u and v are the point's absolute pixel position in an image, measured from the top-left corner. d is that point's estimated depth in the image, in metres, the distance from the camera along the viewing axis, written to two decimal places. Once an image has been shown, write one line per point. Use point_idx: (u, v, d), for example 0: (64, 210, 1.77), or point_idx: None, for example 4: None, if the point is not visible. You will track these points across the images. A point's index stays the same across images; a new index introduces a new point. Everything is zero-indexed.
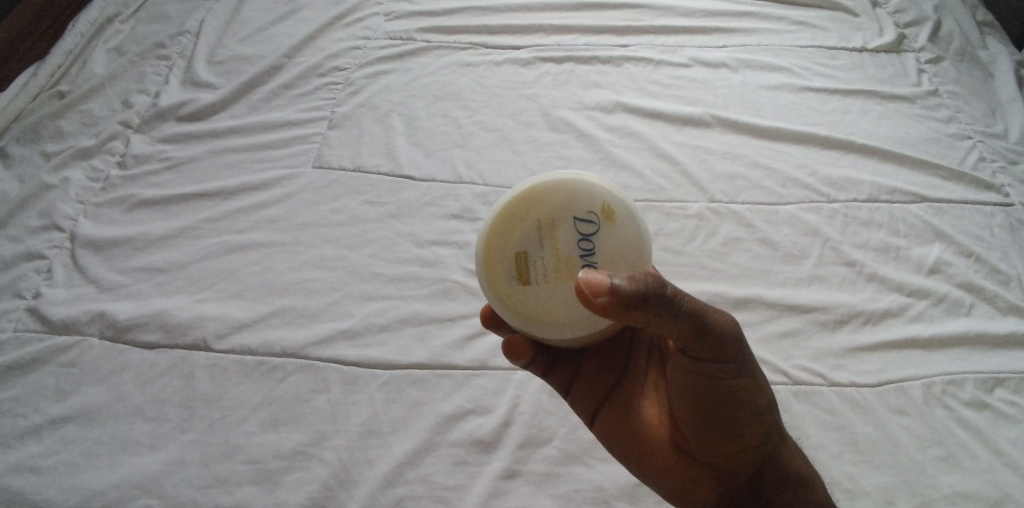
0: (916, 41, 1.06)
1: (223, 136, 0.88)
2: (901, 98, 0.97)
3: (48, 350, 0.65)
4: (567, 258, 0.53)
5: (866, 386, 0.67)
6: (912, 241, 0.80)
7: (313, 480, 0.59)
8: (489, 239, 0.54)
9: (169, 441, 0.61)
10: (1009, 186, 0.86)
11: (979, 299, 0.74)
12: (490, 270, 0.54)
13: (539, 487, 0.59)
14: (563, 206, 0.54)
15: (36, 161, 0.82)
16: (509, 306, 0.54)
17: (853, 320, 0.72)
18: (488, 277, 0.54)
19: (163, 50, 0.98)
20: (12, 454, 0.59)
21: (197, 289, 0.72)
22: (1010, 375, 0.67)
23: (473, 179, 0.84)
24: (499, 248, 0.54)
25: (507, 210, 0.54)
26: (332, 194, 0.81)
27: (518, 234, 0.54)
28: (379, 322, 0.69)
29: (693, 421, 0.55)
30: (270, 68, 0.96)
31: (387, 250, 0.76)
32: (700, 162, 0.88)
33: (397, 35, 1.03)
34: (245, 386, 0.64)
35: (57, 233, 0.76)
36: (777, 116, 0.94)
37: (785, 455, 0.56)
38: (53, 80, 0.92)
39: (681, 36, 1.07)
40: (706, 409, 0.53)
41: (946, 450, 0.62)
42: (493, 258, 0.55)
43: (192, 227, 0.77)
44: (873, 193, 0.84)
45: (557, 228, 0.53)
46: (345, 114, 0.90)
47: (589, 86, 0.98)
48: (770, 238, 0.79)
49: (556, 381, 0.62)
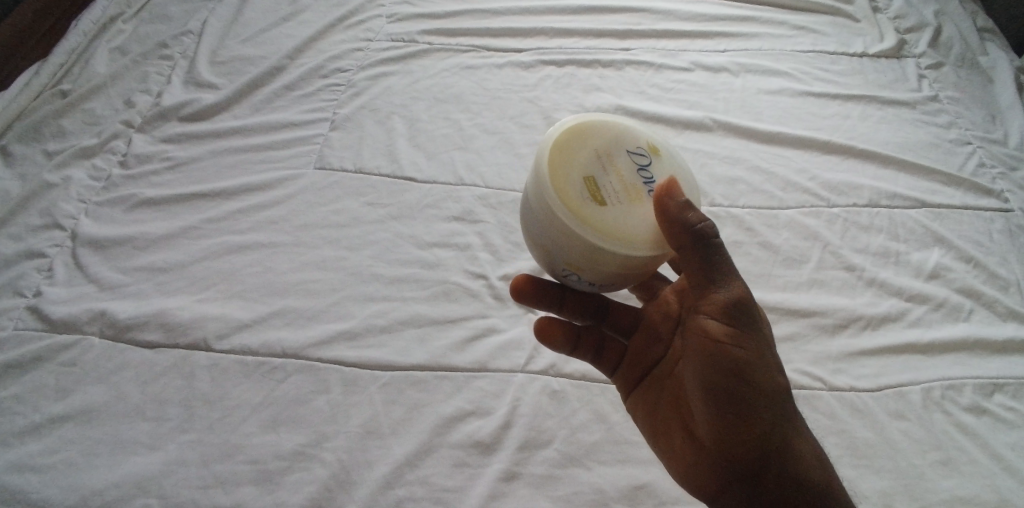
0: (916, 47, 1.06)
1: (225, 136, 0.88)
2: (901, 103, 0.97)
3: (48, 348, 0.65)
4: (633, 184, 0.52)
5: (865, 391, 0.67)
6: (912, 245, 0.80)
7: (313, 481, 0.59)
8: (557, 158, 0.51)
9: (168, 441, 0.61)
10: (1008, 193, 0.86)
11: (978, 305, 0.75)
12: (561, 191, 0.50)
13: (539, 490, 0.59)
14: (616, 139, 0.53)
15: (38, 160, 0.82)
16: (589, 229, 0.49)
17: (852, 325, 0.72)
18: (563, 199, 0.50)
19: (166, 50, 0.98)
20: (12, 452, 0.59)
21: (197, 290, 0.72)
22: (1008, 380, 0.68)
23: (474, 181, 0.84)
24: (568, 170, 0.51)
25: (563, 138, 0.52)
26: (332, 195, 0.81)
27: (581, 160, 0.51)
28: (380, 323, 0.69)
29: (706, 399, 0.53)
30: (272, 69, 0.97)
31: (388, 251, 0.76)
32: (701, 166, 0.88)
33: (400, 37, 1.03)
34: (245, 387, 0.64)
35: (58, 232, 0.76)
36: (779, 120, 0.95)
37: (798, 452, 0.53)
38: (56, 79, 0.92)
39: (682, 40, 1.07)
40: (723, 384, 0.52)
41: (945, 454, 0.62)
42: (560, 181, 0.50)
43: (193, 227, 0.77)
44: (873, 198, 0.85)
45: (615, 159, 0.53)
46: (347, 116, 0.91)
47: (590, 89, 0.98)
48: (771, 242, 0.79)
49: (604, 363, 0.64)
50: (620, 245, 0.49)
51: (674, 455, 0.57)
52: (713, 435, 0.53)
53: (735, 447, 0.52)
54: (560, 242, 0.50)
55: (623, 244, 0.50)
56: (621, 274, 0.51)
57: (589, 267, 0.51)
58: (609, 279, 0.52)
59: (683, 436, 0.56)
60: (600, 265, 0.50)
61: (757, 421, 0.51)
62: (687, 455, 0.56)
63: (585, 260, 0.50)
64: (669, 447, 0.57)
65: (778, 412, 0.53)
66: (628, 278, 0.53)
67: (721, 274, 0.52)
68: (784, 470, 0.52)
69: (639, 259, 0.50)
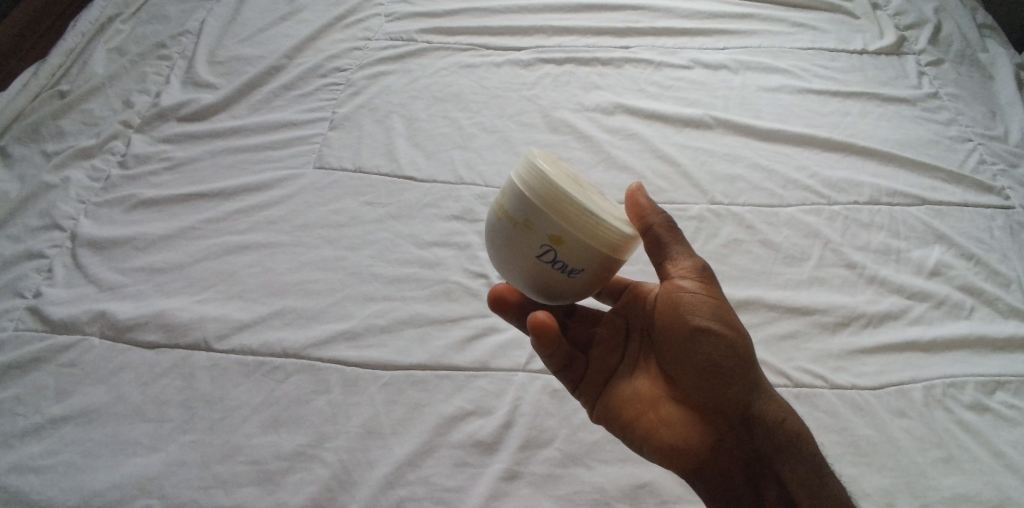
0: (916, 44, 1.06)
1: (224, 137, 0.88)
2: (901, 100, 0.97)
3: (48, 350, 0.65)
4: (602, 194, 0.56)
5: (866, 389, 0.67)
6: (912, 243, 0.80)
7: (313, 482, 0.59)
8: (542, 156, 0.54)
9: (169, 442, 0.61)
10: (1009, 189, 0.86)
11: (979, 302, 0.75)
12: (554, 172, 0.51)
13: (540, 489, 0.59)
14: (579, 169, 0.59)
15: (36, 161, 0.82)
16: (584, 202, 0.50)
17: (853, 323, 0.72)
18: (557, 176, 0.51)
19: (164, 50, 0.98)
20: (12, 454, 0.59)
21: (197, 290, 0.71)
22: (1010, 377, 0.68)
23: (473, 180, 0.84)
24: (552, 164, 0.53)
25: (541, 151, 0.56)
26: (332, 195, 0.81)
27: (560, 164, 0.55)
28: (380, 323, 0.69)
29: (688, 367, 0.56)
30: (271, 69, 0.96)
31: (387, 251, 0.76)
32: (701, 164, 0.88)
33: (398, 36, 1.03)
34: (245, 387, 0.64)
35: (57, 233, 0.76)
36: (778, 117, 0.95)
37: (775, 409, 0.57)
38: (54, 79, 0.92)
39: (681, 38, 1.07)
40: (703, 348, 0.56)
41: (946, 452, 0.62)
42: (551, 167, 0.52)
43: (192, 227, 0.77)
44: (874, 195, 0.84)
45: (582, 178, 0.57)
46: (346, 116, 0.91)
47: (590, 87, 0.98)
48: (771, 240, 0.79)
49: (568, 379, 0.61)
50: (608, 218, 0.51)
51: (667, 427, 0.56)
52: (703, 383, 0.56)
53: (724, 390, 0.55)
54: (550, 208, 0.50)
55: (609, 220, 0.51)
56: (603, 254, 0.51)
57: (577, 238, 0.50)
58: (590, 260, 0.51)
59: (670, 403, 0.58)
60: (589, 235, 0.50)
61: (734, 377, 0.55)
62: (679, 418, 0.57)
63: (575, 228, 0.50)
64: (657, 422, 0.57)
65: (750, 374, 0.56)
66: (605, 265, 0.52)
67: (682, 243, 0.59)
68: (770, 408, 0.56)
69: (620, 239, 0.52)
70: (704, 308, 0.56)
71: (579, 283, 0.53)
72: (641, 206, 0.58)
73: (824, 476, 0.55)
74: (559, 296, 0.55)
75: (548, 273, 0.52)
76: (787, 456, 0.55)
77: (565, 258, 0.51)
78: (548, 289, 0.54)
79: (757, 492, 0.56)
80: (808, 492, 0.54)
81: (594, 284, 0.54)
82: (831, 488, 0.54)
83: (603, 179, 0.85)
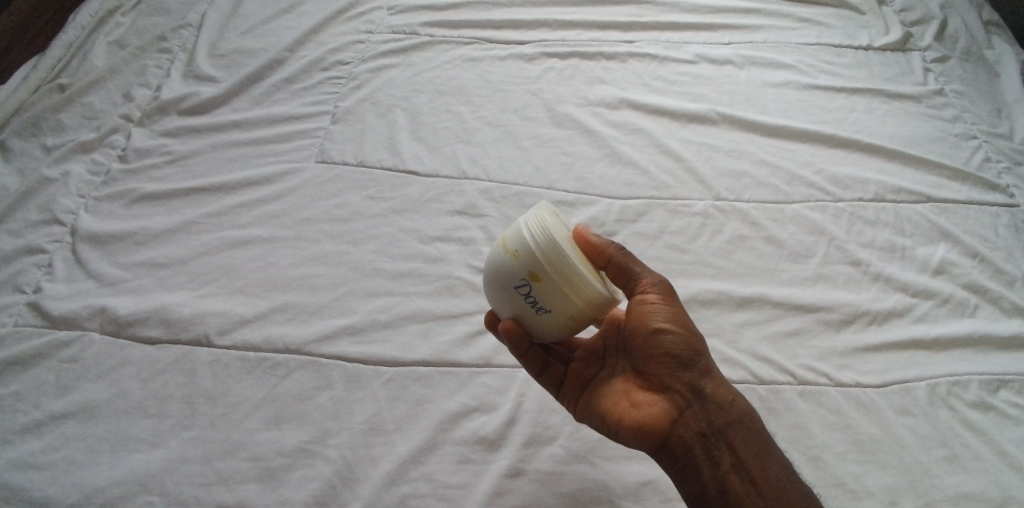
0: (922, 40, 1.06)
1: (225, 130, 0.87)
2: (906, 97, 0.97)
3: (49, 345, 0.65)
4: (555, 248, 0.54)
5: (871, 387, 0.66)
6: (917, 241, 0.79)
7: (316, 479, 0.58)
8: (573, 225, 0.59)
9: (170, 438, 0.60)
10: (1014, 187, 0.85)
11: (983, 300, 0.74)
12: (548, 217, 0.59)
13: (545, 486, 0.59)
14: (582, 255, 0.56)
15: (36, 155, 0.81)
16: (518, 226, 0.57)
17: (857, 320, 0.72)
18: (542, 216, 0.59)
19: (165, 43, 0.97)
20: (12, 450, 0.58)
21: (198, 285, 0.71)
22: (1014, 376, 0.67)
23: (477, 175, 0.84)
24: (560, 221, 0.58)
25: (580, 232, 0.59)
26: (334, 190, 0.81)
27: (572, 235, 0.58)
28: (382, 319, 0.69)
29: (655, 362, 0.57)
30: (272, 62, 0.96)
31: (390, 246, 0.76)
32: (706, 160, 0.87)
33: (402, 30, 1.02)
34: (247, 383, 0.64)
35: (57, 227, 0.75)
36: (783, 113, 0.94)
37: (741, 405, 0.56)
38: (54, 73, 0.91)
39: (685, 32, 1.07)
40: (669, 345, 0.57)
41: (951, 450, 0.62)
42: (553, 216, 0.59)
43: (193, 221, 0.77)
44: (879, 192, 0.84)
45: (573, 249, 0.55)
46: (348, 109, 0.90)
47: (594, 82, 0.97)
48: (777, 237, 0.79)
49: (549, 379, 0.62)
50: (564, 243, 0.53)
51: (636, 408, 0.57)
52: (665, 369, 0.57)
53: (683, 372, 0.56)
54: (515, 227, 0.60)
55: (568, 252, 0.53)
56: (545, 273, 0.53)
57: (527, 243, 0.53)
58: (528, 271, 0.53)
59: (639, 390, 0.58)
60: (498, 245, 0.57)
61: (697, 371, 0.56)
62: (651, 403, 0.57)
63: (529, 223, 0.55)
64: (626, 406, 0.57)
65: (714, 372, 0.57)
66: (545, 285, 0.53)
67: (640, 262, 0.60)
68: (722, 388, 0.56)
69: (566, 274, 0.53)
70: (659, 308, 0.58)
71: (519, 291, 0.55)
72: (597, 246, 0.58)
73: (771, 451, 0.54)
74: (505, 305, 0.57)
75: (495, 264, 0.56)
76: (739, 431, 0.55)
77: (509, 252, 0.55)
78: (507, 302, 0.57)
79: (711, 467, 0.53)
80: (759, 461, 0.53)
81: (529, 298, 0.55)
82: (776, 460, 0.54)
83: (607, 175, 0.85)
